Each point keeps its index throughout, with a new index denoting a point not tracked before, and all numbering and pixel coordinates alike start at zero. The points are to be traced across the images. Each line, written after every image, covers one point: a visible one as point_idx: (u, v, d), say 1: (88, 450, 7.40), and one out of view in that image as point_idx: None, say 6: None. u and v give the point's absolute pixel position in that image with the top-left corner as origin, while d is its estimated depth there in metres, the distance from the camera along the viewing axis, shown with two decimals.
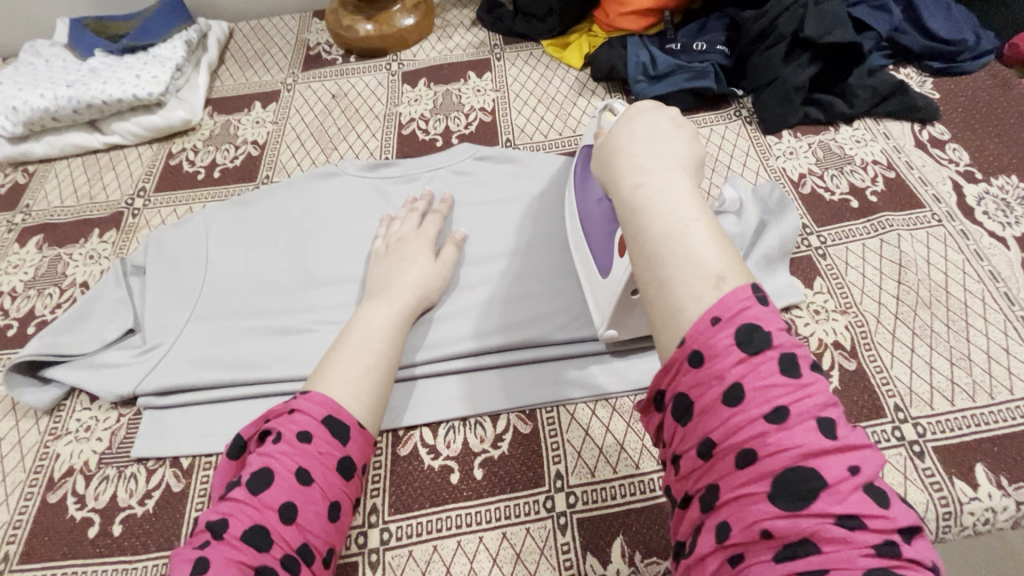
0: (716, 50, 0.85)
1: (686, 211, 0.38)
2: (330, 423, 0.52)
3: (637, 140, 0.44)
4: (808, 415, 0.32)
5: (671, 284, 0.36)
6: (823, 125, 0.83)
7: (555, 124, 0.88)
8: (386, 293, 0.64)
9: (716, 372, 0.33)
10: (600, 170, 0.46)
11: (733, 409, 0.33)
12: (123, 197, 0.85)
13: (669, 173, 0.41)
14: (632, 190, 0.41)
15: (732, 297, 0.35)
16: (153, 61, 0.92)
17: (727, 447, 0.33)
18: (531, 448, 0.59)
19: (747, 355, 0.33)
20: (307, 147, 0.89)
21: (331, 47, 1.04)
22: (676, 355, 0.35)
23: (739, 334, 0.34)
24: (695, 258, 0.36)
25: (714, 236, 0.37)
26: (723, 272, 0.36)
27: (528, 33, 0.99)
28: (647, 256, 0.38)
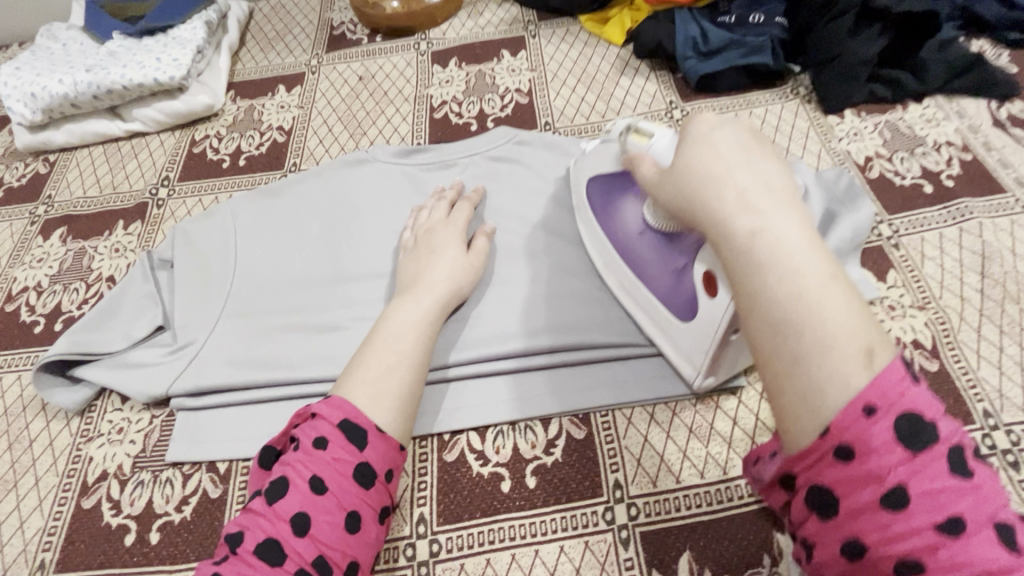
0: (773, 23, 0.79)
1: (809, 266, 0.34)
2: (346, 428, 0.48)
3: (733, 168, 0.39)
4: (985, 525, 0.29)
5: (814, 357, 0.33)
6: (889, 103, 0.77)
7: (597, 105, 0.83)
8: (415, 289, 0.60)
9: (874, 475, 0.31)
10: (686, 203, 0.41)
11: (859, 463, 0.31)
12: (146, 187, 0.81)
13: (784, 219, 0.36)
14: (745, 241, 0.36)
15: (888, 379, 0.31)
16: (173, 44, 0.88)
17: (884, 554, 0.31)
18: (587, 455, 0.56)
19: (875, 414, 0.31)
20: (334, 133, 0.85)
21: (355, 26, 0.99)
22: (817, 446, 0.32)
23: (865, 392, 0.32)
24: (833, 330, 0.33)
25: (843, 294, 0.34)
26: (871, 345, 0.32)
27: (565, 7, 0.93)
28: (776, 327, 0.34)
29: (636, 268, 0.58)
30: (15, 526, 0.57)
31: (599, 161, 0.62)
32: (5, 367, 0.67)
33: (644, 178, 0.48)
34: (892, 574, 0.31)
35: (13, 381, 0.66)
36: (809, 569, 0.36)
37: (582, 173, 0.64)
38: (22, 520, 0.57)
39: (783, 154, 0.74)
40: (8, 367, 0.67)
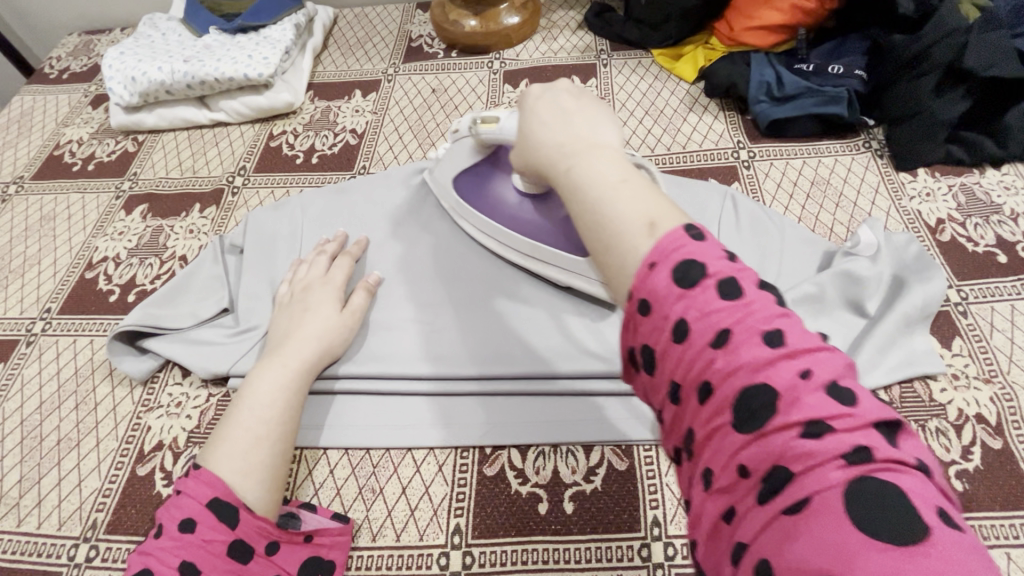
0: (853, 75, 0.78)
1: (612, 175, 0.35)
2: (215, 505, 0.48)
3: (552, 120, 0.40)
4: (753, 329, 0.29)
5: (620, 245, 0.33)
6: (966, 167, 0.75)
7: (663, 138, 0.84)
8: (280, 350, 0.60)
9: (661, 313, 0.31)
10: (524, 155, 0.42)
11: (681, 347, 0.30)
12: (224, 173, 0.86)
13: (592, 150, 0.37)
14: (564, 178, 0.37)
15: (666, 240, 0.32)
16: (264, 43, 0.92)
17: (688, 386, 0.30)
18: (627, 487, 0.56)
19: (684, 290, 0.30)
20: (404, 140, 0.88)
21: (433, 40, 1.03)
22: (626, 309, 0.33)
23: (674, 270, 0.31)
24: (624, 211, 0.33)
25: (645, 190, 0.34)
26: (655, 220, 0.33)
27: (638, 39, 0.95)
28: (587, 230, 0.35)
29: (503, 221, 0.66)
30: (71, 485, 0.59)
31: (455, 163, 0.68)
32: (79, 331, 0.71)
33: None
34: (735, 475, 0.28)
35: (85, 345, 0.69)
36: (681, 489, 0.33)
37: (446, 177, 0.71)
38: (78, 480, 0.59)
39: (850, 206, 0.74)
40: (83, 331, 0.71)
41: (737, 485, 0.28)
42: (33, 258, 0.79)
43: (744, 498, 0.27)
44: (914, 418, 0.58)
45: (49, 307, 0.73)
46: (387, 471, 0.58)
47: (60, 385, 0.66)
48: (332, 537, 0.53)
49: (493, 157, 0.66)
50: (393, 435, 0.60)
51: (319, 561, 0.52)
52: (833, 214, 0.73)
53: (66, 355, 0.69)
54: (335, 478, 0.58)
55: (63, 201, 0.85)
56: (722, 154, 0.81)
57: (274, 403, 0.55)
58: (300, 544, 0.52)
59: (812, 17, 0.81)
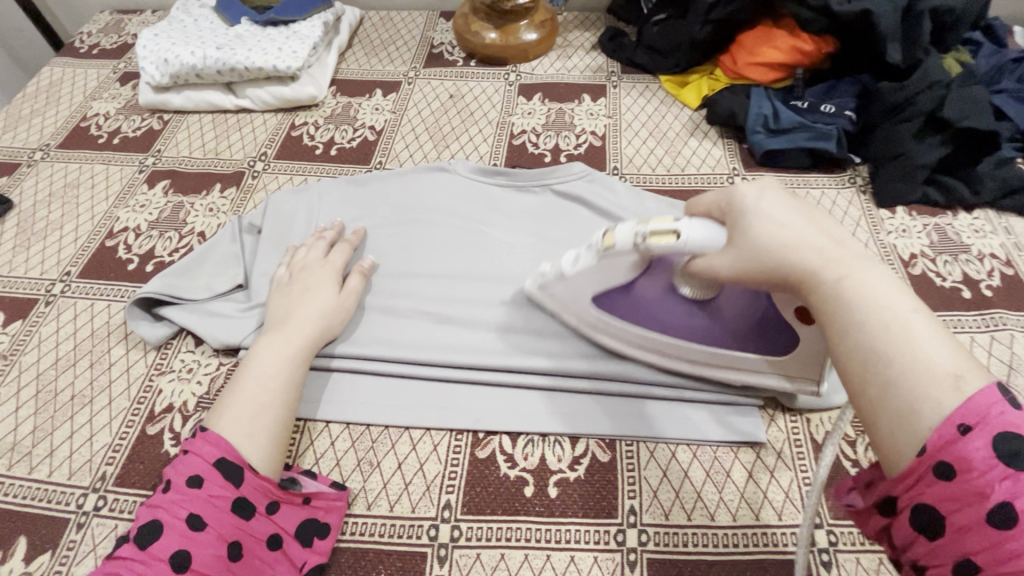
0: (843, 115, 0.83)
1: (900, 308, 0.40)
2: (221, 465, 0.52)
3: (789, 230, 0.47)
4: None
5: (910, 384, 0.37)
6: (941, 208, 0.81)
7: (664, 159, 0.89)
8: (283, 327, 0.64)
9: (977, 488, 0.33)
10: (747, 254, 0.48)
11: (1000, 532, 0.32)
12: (246, 157, 0.90)
13: (868, 274, 0.43)
14: (836, 289, 0.43)
15: (979, 399, 0.35)
16: (293, 37, 0.97)
17: (995, 570, 0.33)
18: (608, 477, 0.60)
19: (1009, 470, 0.33)
20: (421, 140, 0.92)
21: (453, 48, 1.08)
22: (917, 464, 0.36)
23: (1001, 449, 0.33)
24: (929, 360, 0.37)
25: (934, 331, 0.39)
26: (960, 373, 0.36)
27: (648, 65, 1.00)
28: (880, 359, 0.39)
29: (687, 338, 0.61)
30: (82, 439, 0.62)
31: (596, 276, 0.60)
32: (97, 295, 0.74)
33: (717, 270, 0.50)
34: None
35: (102, 309, 0.72)
36: None
37: (578, 294, 0.63)
38: (90, 435, 0.62)
39: None
40: (100, 296, 0.74)
41: None
42: (55, 223, 0.82)
43: None
44: None
45: (68, 270, 0.76)
46: (385, 446, 0.62)
47: (76, 344, 0.69)
48: (326, 502, 0.57)
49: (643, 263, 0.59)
50: (390, 413, 0.64)
51: (315, 524, 0.55)
52: None
53: (83, 317, 0.72)
54: (335, 449, 0.62)
55: (88, 170, 0.89)
56: (718, 179, 0.86)
57: (277, 374, 0.60)
58: (299, 506, 0.56)
59: (809, 59, 0.86)
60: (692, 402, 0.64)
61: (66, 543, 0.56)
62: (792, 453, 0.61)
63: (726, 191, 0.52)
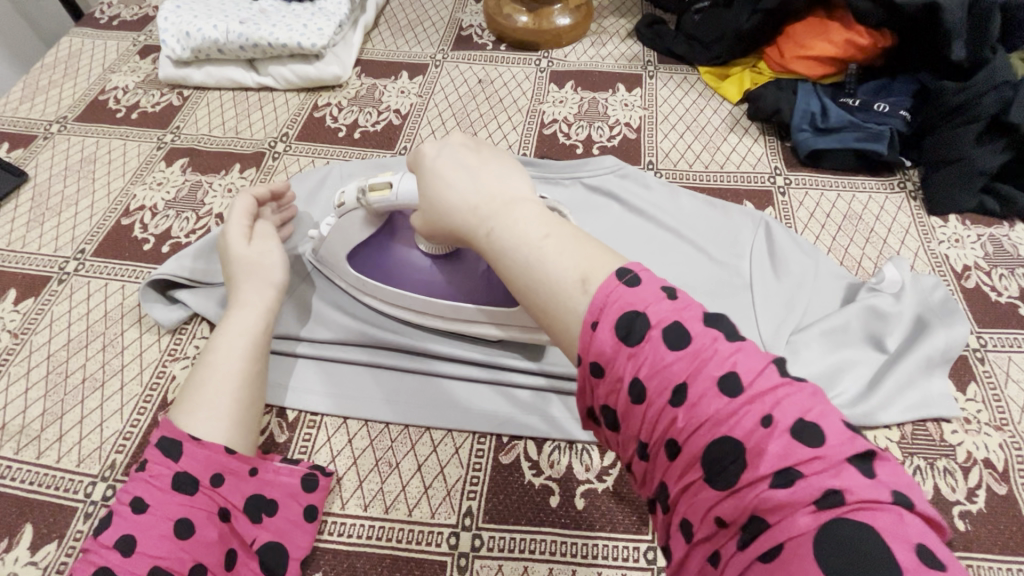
0: (898, 115, 0.78)
1: (533, 234, 0.43)
2: (158, 441, 0.49)
3: (451, 180, 0.48)
4: (708, 385, 0.33)
5: (559, 300, 0.39)
6: (996, 218, 0.76)
7: (702, 155, 0.85)
8: (236, 298, 0.59)
9: (616, 376, 0.36)
10: (433, 212, 0.49)
11: (642, 405, 0.35)
12: (267, 138, 0.87)
13: (507, 209, 0.45)
14: (486, 239, 0.45)
15: (597, 295, 0.37)
16: (319, 14, 0.93)
17: (657, 442, 0.35)
18: (638, 490, 0.57)
19: (631, 350, 0.35)
20: (447, 126, 0.89)
21: (483, 31, 1.04)
22: (581, 372, 0.38)
23: (618, 331, 0.36)
24: (554, 278, 0.40)
25: (566, 244, 0.41)
26: (585, 274, 0.39)
27: (687, 55, 0.96)
28: (527, 292, 0.42)
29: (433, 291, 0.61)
30: (93, 424, 0.60)
31: (345, 240, 0.61)
32: (111, 275, 0.71)
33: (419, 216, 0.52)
34: (713, 525, 0.32)
35: (116, 290, 0.70)
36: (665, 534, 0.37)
37: (336, 254, 0.63)
38: (101, 420, 0.60)
39: (880, 243, 0.75)
40: (114, 276, 0.71)
41: (717, 530, 0.32)
42: (70, 199, 0.79)
43: (726, 545, 0.31)
44: (922, 455, 0.59)
45: (83, 248, 0.74)
46: (404, 447, 0.59)
47: (88, 325, 0.67)
48: (273, 475, 0.54)
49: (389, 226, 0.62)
50: (409, 412, 0.61)
51: (263, 499, 0.52)
52: (862, 249, 0.75)
53: (97, 297, 0.69)
54: (353, 448, 0.59)
55: (105, 145, 0.86)
56: (759, 178, 0.82)
57: (233, 347, 0.55)
58: (247, 479, 0.52)
59: (864, 54, 0.81)
60: None
61: (73, 533, 0.54)
62: None
63: (415, 154, 0.53)
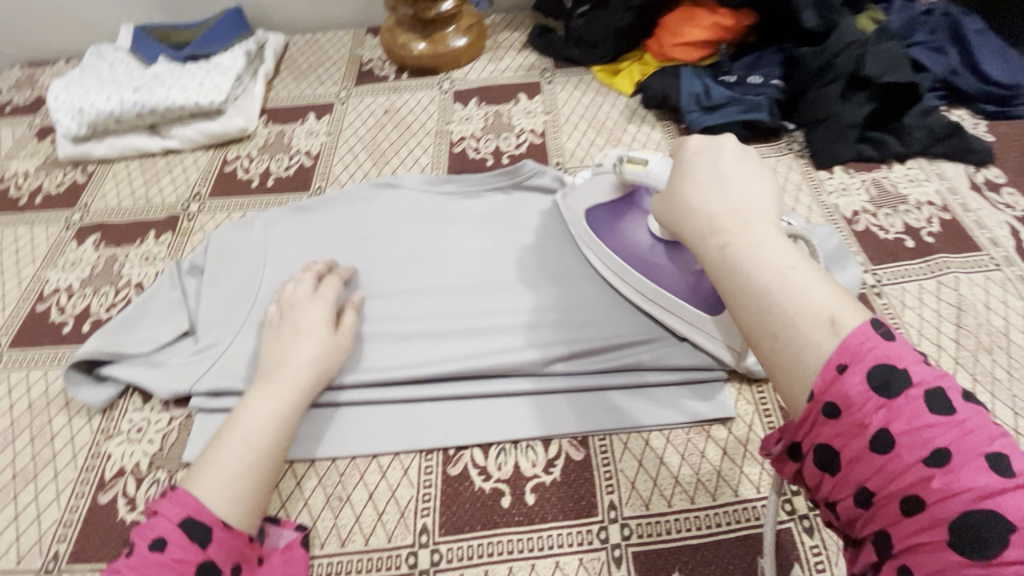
0: (770, 84, 0.85)
1: (784, 260, 0.39)
2: (188, 526, 0.48)
3: (708, 187, 0.47)
4: (974, 454, 0.31)
5: (799, 334, 0.36)
6: (876, 163, 0.83)
7: (606, 148, 0.89)
8: (274, 377, 0.60)
9: (858, 422, 0.33)
10: (671, 210, 0.50)
11: (885, 457, 0.32)
12: (179, 200, 0.86)
13: (751, 226, 0.42)
14: (716, 251, 0.43)
15: (852, 338, 0.34)
16: (214, 70, 0.94)
17: (890, 494, 0.32)
18: (584, 475, 0.59)
19: (885, 400, 0.33)
20: (359, 160, 0.90)
21: (383, 63, 1.06)
22: (807, 408, 0.35)
23: (873, 379, 0.33)
24: (805, 304, 0.37)
25: (819, 279, 0.38)
26: (836, 315, 0.36)
27: (579, 57, 1.00)
28: (759, 311, 0.38)
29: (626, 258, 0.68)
30: (29, 519, 0.59)
31: (592, 192, 0.72)
32: (31, 363, 0.70)
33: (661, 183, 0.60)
34: None
35: (39, 378, 0.68)
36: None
37: (579, 204, 0.74)
38: (37, 514, 0.59)
39: None
40: (35, 364, 0.70)
41: None
42: None
43: None
44: None
45: None
46: (354, 478, 0.60)
47: (13, 421, 0.65)
48: (280, 557, 0.54)
49: (630, 196, 0.69)
50: (356, 442, 0.62)
51: None
52: None
53: (19, 390, 0.68)
54: (302, 489, 0.59)
55: (10, 234, 0.84)
56: None
57: (263, 429, 0.56)
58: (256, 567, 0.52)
59: (732, 33, 0.88)
60: (656, 387, 0.64)
61: None
62: (762, 418, 0.62)
63: (679, 144, 0.53)
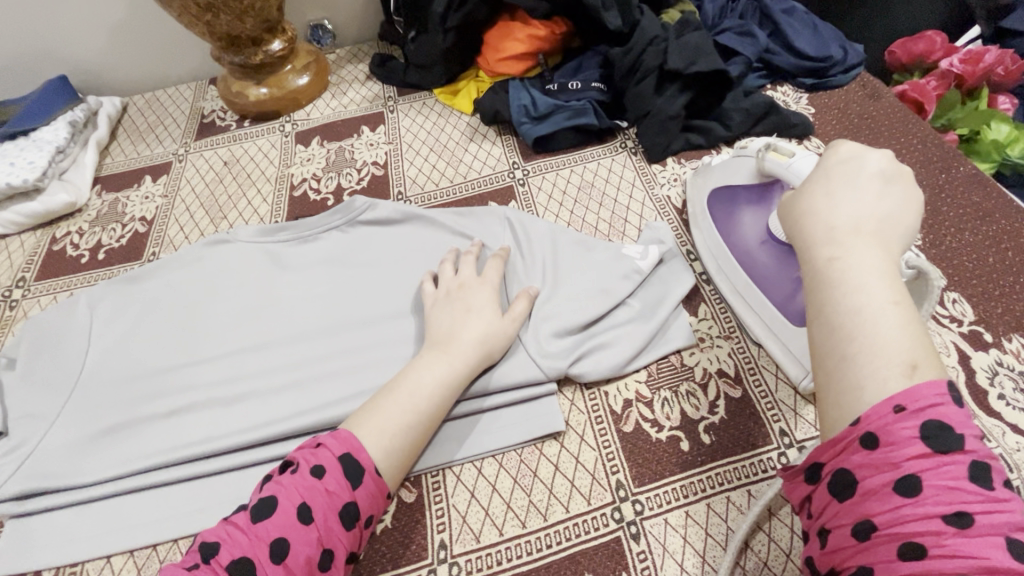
0: (591, 87, 0.87)
1: (884, 295, 0.37)
2: (347, 462, 0.50)
3: (840, 200, 0.43)
4: (997, 531, 0.30)
5: (857, 368, 0.36)
6: (705, 149, 0.85)
7: (447, 170, 0.89)
8: (444, 347, 0.60)
9: (891, 459, 0.33)
10: (798, 207, 0.45)
11: (906, 499, 0.32)
12: (1, 288, 0.81)
13: (865, 248, 0.39)
14: (824, 263, 0.40)
15: (925, 388, 0.34)
16: (31, 147, 0.90)
17: (891, 534, 0.32)
18: (415, 518, 0.57)
19: (930, 451, 0.32)
20: (196, 218, 0.87)
21: (225, 113, 1.04)
22: (848, 431, 0.35)
23: (928, 430, 0.33)
24: (885, 345, 0.35)
25: (907, 320, 0.36)
26: (917, 360, 0.35)
27: (419, 82, 1.00)
28: (829, 331, 0.38)
29: (739, 252, 0.67)
30: None
31: (727, 174, 0.69)
32: None
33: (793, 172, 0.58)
34: None
35: None
36: None
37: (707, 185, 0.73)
38: None
39: (611, 204, 0.81)
40: None
41: None
42: None
43: None
44: (668, 386, 0.63)
45: None
46: None
47: None
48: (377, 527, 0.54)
49: (765, 186, 0.66)
50: (179, 524, 0.59)
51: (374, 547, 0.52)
52: (595, 214, 0.80)
53: None
54: None
55: None
56: (499, 176, 0.87)
57: (407, 414, 0.55)
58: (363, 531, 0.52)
59: (548, 43, 0.89)
60: (490, 410, 0.62)
61: None
62: (594, 428, 0.61)
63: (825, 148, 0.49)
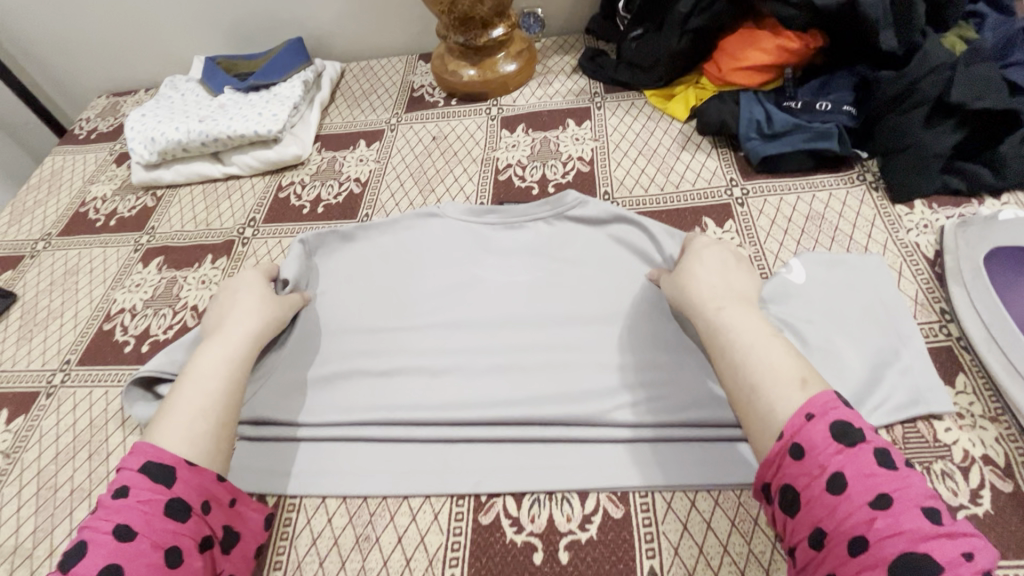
0: (841, 110, 0.79)
1: (763, 332, 0.52)
2: (150, 470, 0.49)
3: (703, 273, 0.60)
4: (912, 503, 0.39)
5: (767, 394, 0.47)
6: (964, 196, 0.74)
7: (657, 177, 0.85)
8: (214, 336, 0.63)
9: (818, 463, 0.42)
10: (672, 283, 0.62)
11: (838, 497, 0.40)
12: (235, 225, 0.90)
13: (739, 304, 0.55)
14: (712, 315, 0.55)
15: (819, 399, 0.45)
16: (274, 100, 0.98)
17: (840, 533, 0.39)
18: (622, 536, 0.55)
19: (843, 446, 0.42)
20: (406, 188, 0.91)
21: (433, 90, 1.07)
22: (778, 450, 0.44)
23: (834, 430, 0.43)
24: (777, 369, 0.48)
25: (789, 350, 0.50)
26: (806, 376, 0.47)
27: (632, 82, 0.97)
28: (734, 365, 0.51)
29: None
30: None
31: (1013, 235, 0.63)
32: (96, 381, 0.74)
33: None
34: None
35: (100, 396, 0.72)
36: None
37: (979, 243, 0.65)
38: None
39: (846, 241, 0.73)
40: (100, 381, 0.74)
41: None
42: (57, 311, 0.83)
43: None
44: (917, 459, 0.56)
45: (69, 358, 0.77)
46: (383, 520, 0.59)
47: (75, 435, 0.69)
48: (246, 507, 0.55)
49: None
50: (388, 482, 0.61)
51: (234, 531, 0.53)
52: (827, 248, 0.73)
53: (82, 405, 0.72)
54: (333, 527, 0.59)
55: (86, 254, 0.90)
56: (715, 191, 0.82)
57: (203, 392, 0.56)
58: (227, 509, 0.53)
59: (796, 57, 0.83)
60: (699, 441, 0.60)
61: None
62: None
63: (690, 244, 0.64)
